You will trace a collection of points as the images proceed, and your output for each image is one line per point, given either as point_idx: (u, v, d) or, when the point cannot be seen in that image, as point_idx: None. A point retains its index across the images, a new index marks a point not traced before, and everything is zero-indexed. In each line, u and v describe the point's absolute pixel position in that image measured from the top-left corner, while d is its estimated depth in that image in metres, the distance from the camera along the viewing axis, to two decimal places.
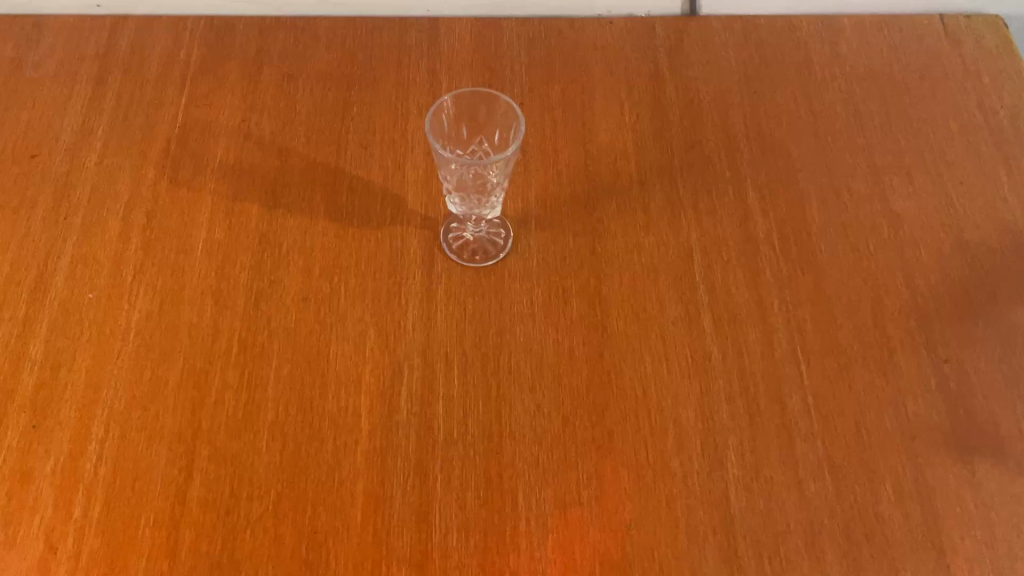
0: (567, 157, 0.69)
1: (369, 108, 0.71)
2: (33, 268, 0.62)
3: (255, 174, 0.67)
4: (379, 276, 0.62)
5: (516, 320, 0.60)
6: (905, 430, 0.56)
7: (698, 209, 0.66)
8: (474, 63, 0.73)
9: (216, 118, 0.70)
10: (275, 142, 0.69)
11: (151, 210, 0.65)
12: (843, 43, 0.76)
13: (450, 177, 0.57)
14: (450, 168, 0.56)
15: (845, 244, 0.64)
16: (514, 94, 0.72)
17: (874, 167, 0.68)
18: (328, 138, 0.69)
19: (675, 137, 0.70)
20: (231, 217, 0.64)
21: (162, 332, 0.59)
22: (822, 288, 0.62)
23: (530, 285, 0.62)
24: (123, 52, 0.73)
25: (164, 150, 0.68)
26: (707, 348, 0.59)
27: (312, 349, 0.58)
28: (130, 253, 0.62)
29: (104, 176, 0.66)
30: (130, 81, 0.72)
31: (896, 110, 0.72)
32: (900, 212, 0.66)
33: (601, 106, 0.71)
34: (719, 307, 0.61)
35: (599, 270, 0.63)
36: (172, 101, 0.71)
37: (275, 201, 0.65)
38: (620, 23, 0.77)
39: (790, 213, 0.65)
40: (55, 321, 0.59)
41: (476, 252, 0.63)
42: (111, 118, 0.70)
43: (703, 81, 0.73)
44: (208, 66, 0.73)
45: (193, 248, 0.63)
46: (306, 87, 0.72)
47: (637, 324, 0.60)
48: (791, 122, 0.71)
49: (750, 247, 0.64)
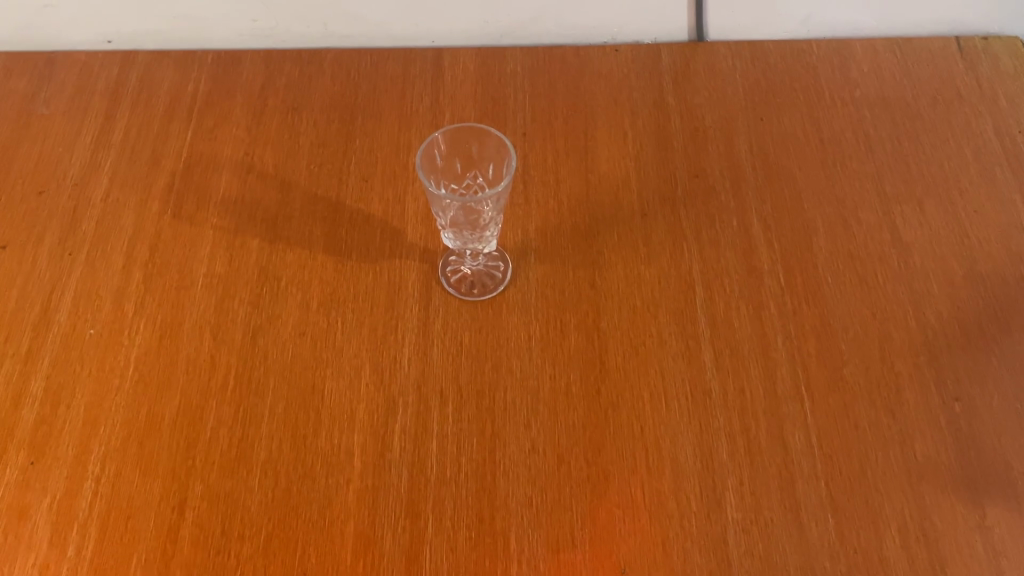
0: (568, 187, 0.68)
1: (372, 140, 0.71)
2: (38, 303, 0.62)
3: (256, 208, 0.67)
4: (376, 310, 0.62)
5: (512, 355, 0.60)
6: (911, 471, 0.54)
7: (702, 240, 0.65)
8: (478, 94, 0.73)
9: (219, 151, 0.70)
10: (277, 174, 0.69)
11: (154, 244, 0.65)
12: (854, 67, 0.74)
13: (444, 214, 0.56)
14: (444, 206, 0.55)
15: (852, 276, 0.62)
16: (517, 124, 0.71)
17: (884, 196, 0.66)
18: (331, 170, 0.69)
19: (679, 167, 0.69)
20: (231, 250, 0.65)
21: (159, 368, 0.59)
22: (827, 322, 0.60)
23: (528, 319, 0.61)
24: (132, 86, 0.74)
25: (169, 183, 0.68)
26: (707, 385, 0.58)
27: (307, 385, 0.58)
28: (132, 288, 0.63)
29: (109, 211, 0.67)
30: (138, 115, 0.72)
31: (908, 135, 0.70)
32: (911, 242, 0.64)
33: (604, 136, 0.71)
34: (720, 342, 0.60)
35: (598, 303, 0.62)
36: (178, 135, 0.71)
37: (275, 234, 0.66)
38: (626, 51, 0.76)
39: (795, 244, 0.64)
40: (57, 357, 0.60)
41: (474, 286, 0.63)
42: (119, 152, 0.70)
43: (708, 108, 0.72)
44: (214, 100, 0.73)
45: (193, 282, 0.63)
46: (309, 119, 0.72)
47: (635, 358, 0.59)
48: (798, 149, 0.69)
49: (753, 278, 0.62)
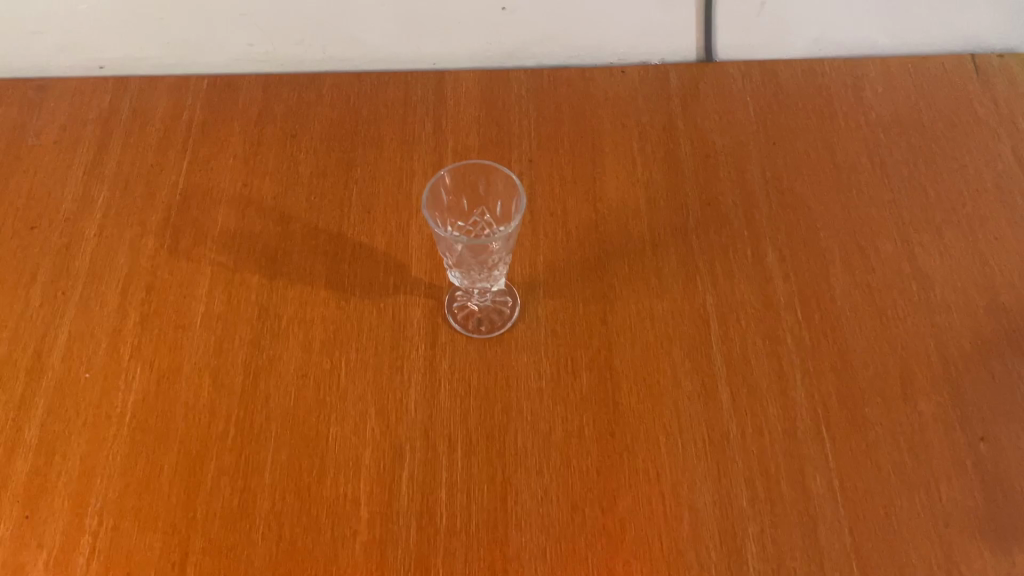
0: (576, 217, 0.66)
1: (373, 169, 0.69)
2: (30, 346, 0.60)
3: (256, 242, 0.65)
4: (381, 350, 0.60)
5: (522, 396, 0.58)
6: (938, 516, 0.52)
7: (715, 272, 0.63)
8: (481, 119, 0.71)
9: (216, 183, 0.68)
10: (276, 207, 0.67)
11: (151, 282, 0.63)
12: (868, 88, 0.72)
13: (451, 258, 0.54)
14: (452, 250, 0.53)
15: (871, 309, 0.61)
16: (523, 151, 0.69)
17: (902, 223, 0.64)
18: (332, 201, 0.67)
19: (690, 195, 0.67)
20: (231, 287, 0.63)
21: (157, 414, 0.57)
22: (847, 358, 0.58)
23: (538, 357, 0.59)
24: (125, 114, 0.72)
25: (165, 217, 0.66)
26: (725, 427, 0.56)
27: (311, 431, 0.56)
28: (128, 329, 0.61)
29: (103, 247, 0.65)
30: (132, 145, 0.70)
31: (925, 159, 0.68)
32: (930, 272, 0.62)
33: (612, 162, 0.69)
34: (736, 380, 0.58)
35: (609, 340, 0.60)
36: (173, 166, 0.69)
37: (276, 270, 0.64)
38: (633, 72, 0.74)
39: (811, 275, 0.62)
40: (51, 404, 0.58)
41: (481, 323, 0.61)
42: (112, 185, 0.68)
43: (719, 132, 0.70)
44: (210, 128, 0.71)
45: (191, 323, 0.61)
46: (309, 147, 0.70)
47: (649, 399, 0.57)
48: (813, 174, 0.67)
49: (769, 312, 0.61)
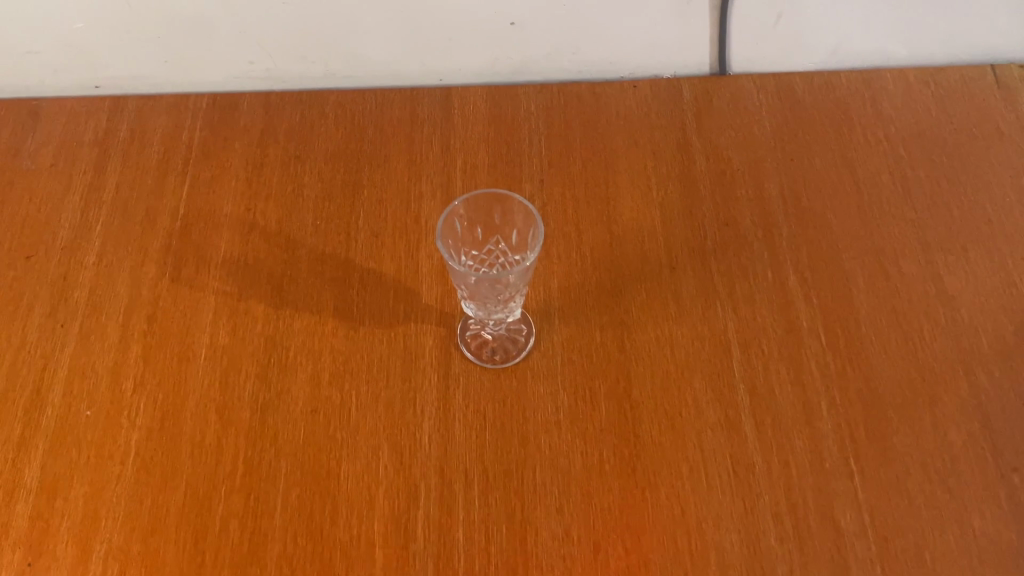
0: (591, 239, 0.64)
1: (380, 192, 0.67)
2: (30, 383, 0.58)
3: (260, 269, 0.63)
4: (392, 382, 0.58)
5: (540, 429, 0.56)
6: (972, 552, 0.50)
7: (736, 296, 0.61)
8: (490, 137, 0.69)
9: (218, 207, 0.66)
10: (281, 232, 0.65)
11: (152, 313, 0.61)
12: (886, 101, 0.70)
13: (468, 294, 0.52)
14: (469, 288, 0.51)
15: (897, 334, 0.59)
16: (534, 170, 0.67)
17: (925, 243, 0.63)
18: (338, 226, 0.65)
19: (707, 215, 0.65)
20: (236, 317, 0.61)
21: (163, 453, 0.55)
22: (873, 387, 0.57)
23: (555, 388, 0.57)
24: (123, 136, 0.70)
25: (166, 244, 0.64)
26: (750, 460, 0.54)
27: (322, 469, 0.54)
28: (130, 363, 0.59)
29: (102, 276, 0.63)
30: (130, 168, 0.68)
31: (947, 175, 0.66)
32: (956, 294, 0.60)
33: (626, 181, 0.67)
34: (760, 410, 0.56)
35: (628, 369, 0.58)
36: (174, 190, 0.67)
37: (282, 298, 0.62)
38: (645, 86, 0.72)
39: (835, 298, 0.60)
40: (52, 443, 0.56)
41: (495, 352, 0.59)
42: (111, 210, 0.66)
43: (735, 148, 0.68)
44: (211, 149, 0.69)
45: (195, 355, 0.59)
46: (313, 168, 0.68)
47: (671, 431, 0.55)
48: (833, 192, 0.65)
49: (792, 338, 0.59)
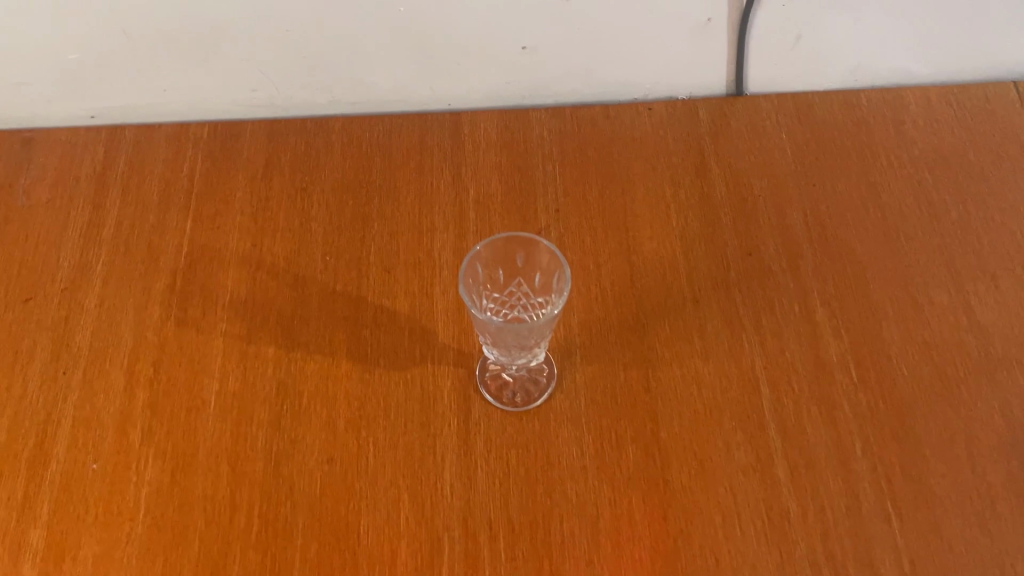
0: (610, 271, 0.62)
1: (391, 224, 0.64)
2: (32, 435, 0.56)
3: (269, 309, 0.61)
4: (411, 427, 0.56)
5: (565, 476, 0.54)
6: None
7: (762, 330, 0.59)
8: (503, 164, 0.67)
9: (223, 243, 0.64)
10: (289, 269, 0.63)
11: (158, 358, 0.59)
12: (909, 120, 0.68)
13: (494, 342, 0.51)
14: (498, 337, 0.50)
15: (929, 368, 0.57)
16: (549, 200, 0.65)
17: (954, 272, 0.61)
18: (349, 261, 0.63)
19: (729, 244, 0.63)
20: (245, 361, 0.58)
21: (174, 509, 0.53)
22: (907, 425, 0.55)
23: (579, 432, 0.56)
24: (121, 170, 0.68)
25: (170, 284, 0.62)
26: (784, 505, 0.52)
27: (340, 523, 0.52)
28: (137, 413, 0.57)
29: (105, 320, 0.61)
30: (131, 204, 0.66)
31: (974, 199, 0.64)
32: (989, 325, 0.59)
33: (645, 209, 0.65)
34: (792, 451, 0.54)
35: (654, 410, 0.56)
36: (176, 226, 0.65)
37: (292, 340, 0.59)
38: (659, 109, 0.70)
39: (864, 331, 0.59)
40: (57, 501, 0.53)
41: (516, 393, 0.57)
42: (111, 249, 0.64)
43: (756, 173, 0.66)
44: (213, 182, 0.67)
45: (204, 403, 0.57)
46: (321, 200, 0.66)
47: (701, 476, 0.54)
48: (857, 219, 0.64)
49: (822, 374, 0.57)
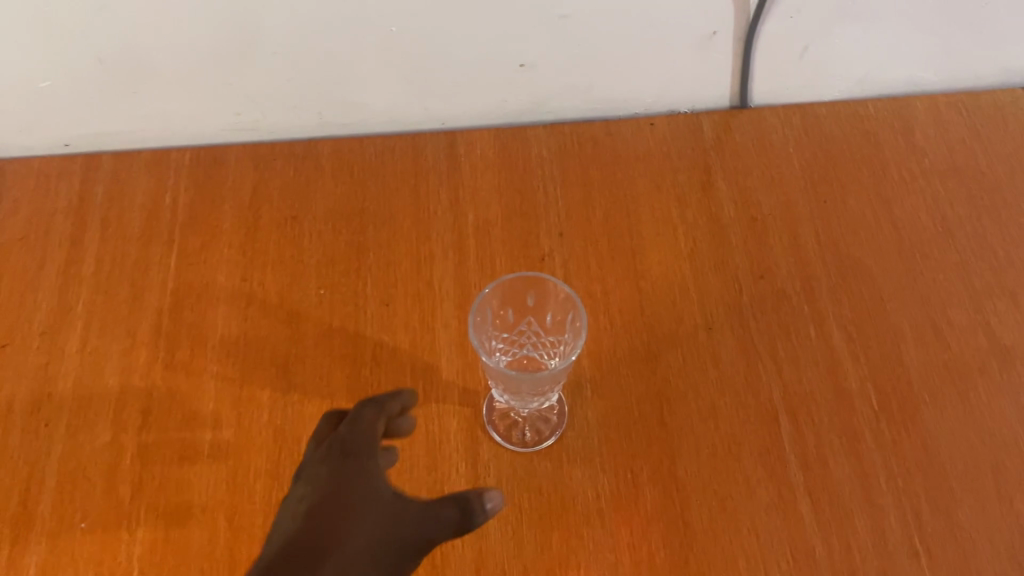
0: (619, 298, 0.60)
1: (388, 253, 0.62)
2: (14, 493, 0.53)
3: (263, 348, 0.58)
4: (417, 473, 0.53)
5: (581, 520, 0.52)
6: None
7: (778, 357, 0.57)
8: (502, 187, 0.65)
9: (211, 279, 0.61)
10: (282, 305, 0.60)
11: (147, 405, 0.56)
12: (918, 131, 0.67)
13: (507, 387, 0.49)
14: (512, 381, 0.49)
15: (952, 392, 0.55)
16: (552, 224, 0.63)
17: (973, 291, 0.59)
18: (344, 295, 0.60)
19: (740, 267, 0.61)
20: (239, 406, 0.56)
21: (169, 569, 0.50)
22: (932, 454, 0.53)
23: (594, 472, 0.53)
24: (100, 202, 0.64)
25: (156, 324, 0.59)
26: (810, 544, 0.50)
27: None
28: (126, 465, 0.54)
29: (88, 365, 0.57)
30: (111, 238, 0.63)
31: (989, 214, 0.62)
32: (1011, 345, 0.57)
33: (651, 232, 0.62)
34: (815, 485, 0.52)
35: (671, 446, 0.54)
36: (160, 261, 0.62)
37: (288, 381, 0.56)
38: (662, 123, 0.68)
39: (883, 356, 0.57)
40: (44, 564, 0.50)
41: (526, 433, 0.55)
42: (92, 289, 0.61)
43: (764, 191, 0.64)
44: (198, 213, 0.64)
45: (198, 453, 0.54)
46: (313, 230, 0.63)
47: (723, 516, 0.51)
48: (870, 238, 0.62)
49: (843, 403, 0.55)
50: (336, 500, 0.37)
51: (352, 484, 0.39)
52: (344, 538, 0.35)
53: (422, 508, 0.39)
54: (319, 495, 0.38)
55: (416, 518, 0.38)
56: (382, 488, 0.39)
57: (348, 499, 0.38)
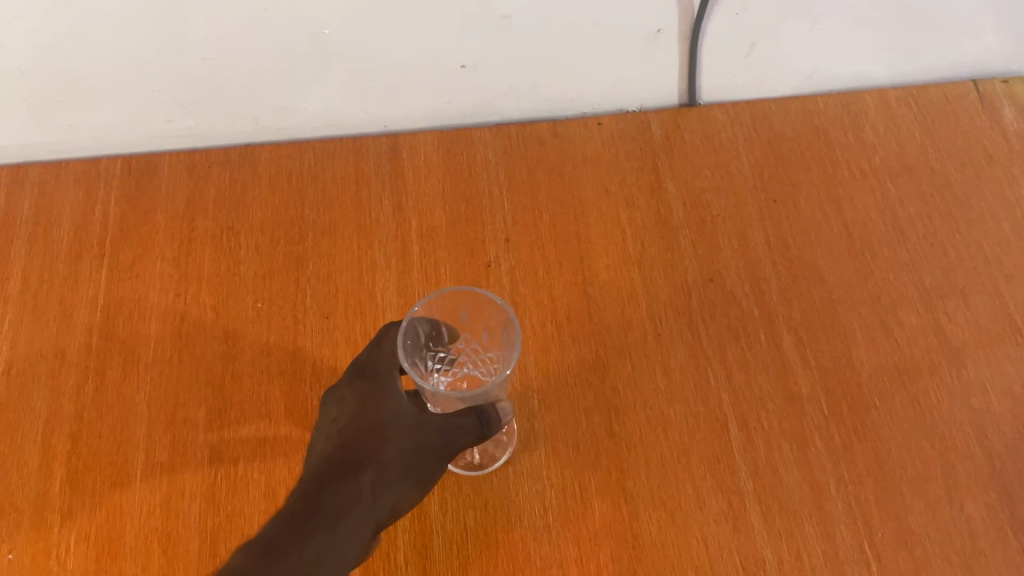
0: (566, 305, 0.58)
1: (329, 264, 0.60)
2: None
3: (198, 366, 0.56)
4: None
5: (529, 536, 0.50)
6: None
7: (728, 362, 0.56)
8: (446, 192, 0.63)
9: (144, 294, 0.59)
10: (219, 320, 0.58)
11: (76, 429, 0.54)
12: (869, 128, 0.66)
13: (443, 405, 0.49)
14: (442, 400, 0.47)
15: (903, 395, 0.55)
16: (497, 229, 0.61)
17: (923, 290, 0.59)
18: (283, 308, 0.58)
19: (690, 270, 0.60)
20: (174, 427, 0.54)
21: None
22: (883, 459, 0.52)
23: (541, 486, 0.52)
24: (27, 216, 0.62)
25: (86, 343, 0.57)
26: (760, 554, 0.49)
27: None
28: (54, 493, 0.51)
29: (14, 388, 0.55)
30: (39, 255, 0.60)
31: (939, 211, 0.62)
32: (961, 346, 0.56)
33: (599, 237, 0.61)
34: (765, 494, 0.51)
35: (619, 457, 0.53)
36: (90, 277, 0.60)
37: (225, 400, 0.55)
38: (609, 123, 0.67)
39: (833, 359, 0.56)
40: None
41: (474, 457, 0.53)
42: (19, 307, 0.58)
43: (713, 192, 0.63)
44: (131, 226, 0.62)
45: (130, 477, 0.52)
46: (250, 241, 0.61)
47: (673, 529, 0.50)
48: (821, 237, 0.61)
49: (793, 408, 0.54)
50: (375, 414, 0.48)
51: (386, 401, 0.48)
52: (378, 451, 0.46)
53: (438, 424, 0.46)
54: (358, 421, 0.48)
55: (432, 434, 0.45)
56: (406, 406, 0.47)
57: (380, 417, 0.47)
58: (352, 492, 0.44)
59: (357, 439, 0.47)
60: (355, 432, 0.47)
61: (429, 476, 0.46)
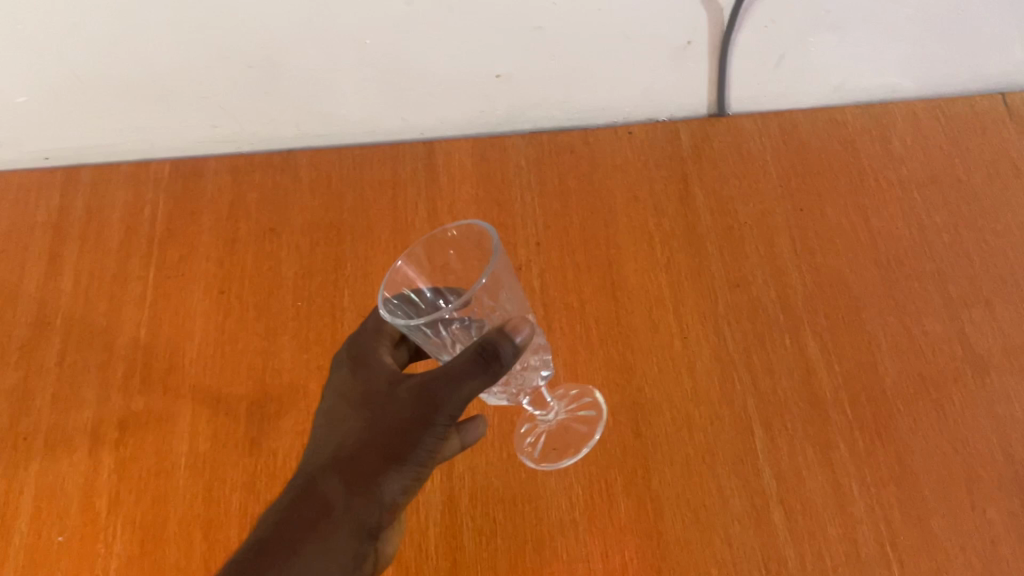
0: (595, 308, 0.60)
1: (365, 264, 0.62)
2: None
3: (239, 361, 0.58)
4: None
5: (556, 531, 0.52)
6: None
7: (753, 366, 0.57)
8: (479, 196, 0.65)
9: (189, 291, 0.61)
10: (260, 316, 0.60)
11: (123, 419, 0.56)
12: (896, 139, 0.67)
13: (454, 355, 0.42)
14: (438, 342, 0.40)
15: (927, 401, 0.55)
16: (529, 233, 0.63)
17: (948, 300, 0.59)
18: (321, 306, 0.60)
19: (716, 275, 0.61)
20: (215, 419, 0.56)
21: None
22: (906, 463, 0.53)
23: (568, 482, 0.53)
24: (80, 216, 0.65)
25: (134, 338, 0.59)
26: (782, 554, 0.50)
27: None
28: (102, 479, 0.54)
29: (66, 378, 0.58)
30: (90, 252, 0.63)
31: (966, 222, 0.63)
32: (986, 353, 0.57)
33: (628, 242, 0.63)
34: (788, 494, 0.52)
35: (644, 455, 0.54)
36: (139, 275, 0.62)
37: (264, 395, 0.56)
38: (639, 132, 0.68)
39: (857, 365, 0.57)
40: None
41: (566, 450, 0.55)
42: (71, 301, 0.61)
43: (741, 200, 0.64)
44: (177, 226, 0.64)
45: (174, 466, 0.54)
46: (290, 242, 0.63)
47: (697, 527, 0.51)
48: (847, 246, 0.62)
49: (817, 413, 0.55)
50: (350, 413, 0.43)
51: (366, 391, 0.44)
52: (350, 450, 0.41)
53: (423, 390, 0.41)
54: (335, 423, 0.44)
55: (414, 410, 0.41)
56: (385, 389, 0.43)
57: (353, 410, 0.43)
58: (322, 502, 0.40)
59: (333, 439, 0.43)
60: (330, 437, 0.43)
61: (417, 457, 0.41)
